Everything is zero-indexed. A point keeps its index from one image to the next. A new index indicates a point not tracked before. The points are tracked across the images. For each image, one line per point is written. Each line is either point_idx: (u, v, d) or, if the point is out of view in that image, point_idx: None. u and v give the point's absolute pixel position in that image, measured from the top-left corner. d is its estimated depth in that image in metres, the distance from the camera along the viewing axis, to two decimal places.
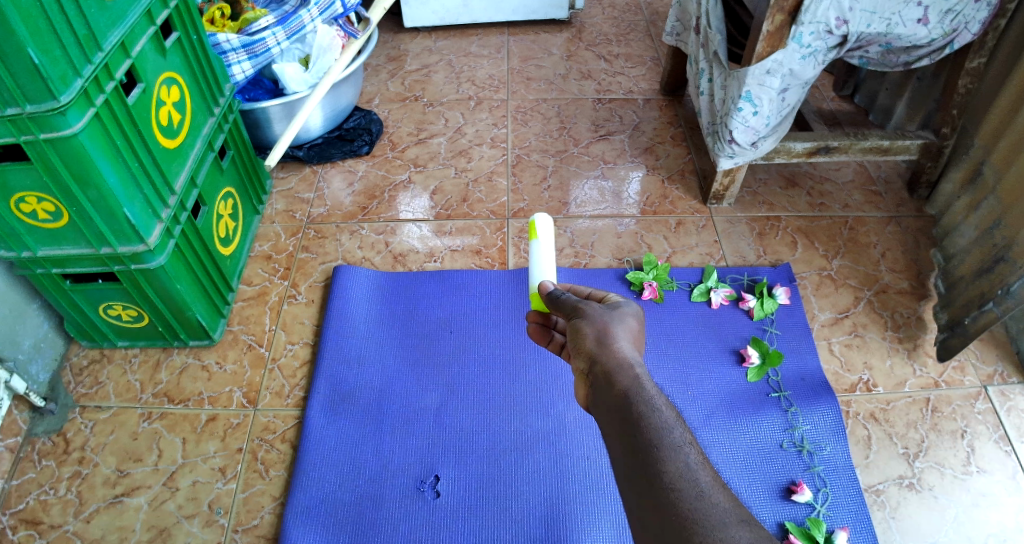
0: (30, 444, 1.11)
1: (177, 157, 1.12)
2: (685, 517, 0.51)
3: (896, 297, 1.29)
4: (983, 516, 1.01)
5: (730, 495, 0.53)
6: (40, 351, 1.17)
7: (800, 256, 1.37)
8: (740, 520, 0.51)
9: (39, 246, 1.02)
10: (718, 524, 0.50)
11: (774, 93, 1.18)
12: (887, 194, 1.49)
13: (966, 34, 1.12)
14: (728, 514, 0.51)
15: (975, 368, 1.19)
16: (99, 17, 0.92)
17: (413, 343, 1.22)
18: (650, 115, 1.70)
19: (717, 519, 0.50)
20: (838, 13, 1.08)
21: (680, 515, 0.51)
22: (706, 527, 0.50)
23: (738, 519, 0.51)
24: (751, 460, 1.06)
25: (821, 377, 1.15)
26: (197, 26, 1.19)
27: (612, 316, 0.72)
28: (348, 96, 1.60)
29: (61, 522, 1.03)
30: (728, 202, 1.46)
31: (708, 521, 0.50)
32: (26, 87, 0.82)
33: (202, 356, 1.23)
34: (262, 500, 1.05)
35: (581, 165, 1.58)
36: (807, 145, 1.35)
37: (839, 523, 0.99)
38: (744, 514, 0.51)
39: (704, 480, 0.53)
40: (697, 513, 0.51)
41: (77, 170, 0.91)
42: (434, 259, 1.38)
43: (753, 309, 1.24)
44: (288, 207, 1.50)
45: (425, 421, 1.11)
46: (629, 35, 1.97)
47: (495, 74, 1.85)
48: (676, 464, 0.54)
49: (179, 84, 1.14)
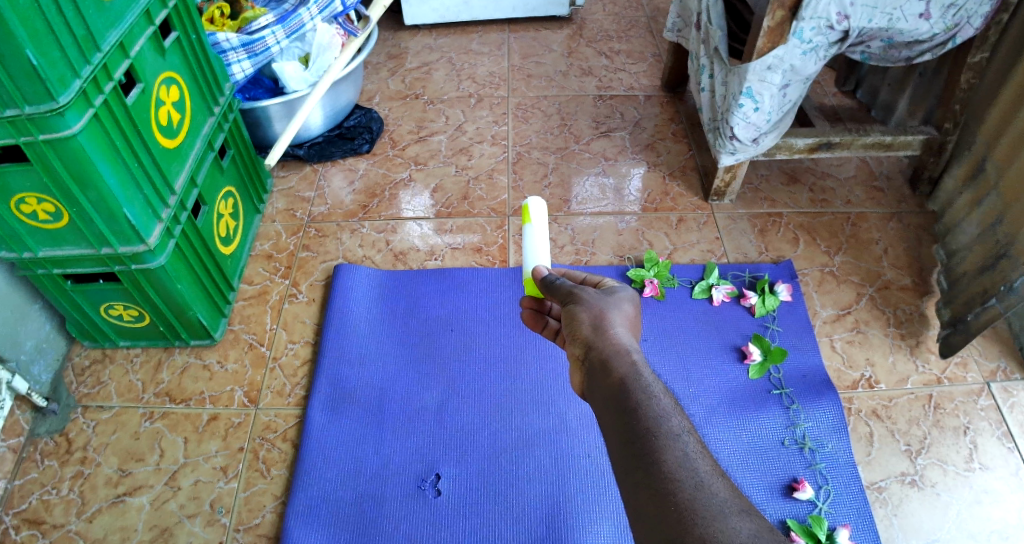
0: (32, 444, 1.12)
1: (177, 157, 1.12)
2: (683, 508, 0.51)
3: (898, 293, 1.29)
4: (986, 513, 1.01)
5: (729, 486, 0.53)
6: (42, 352, 1.17)
7: (802, 252, 1.36)
8: (741, 510, 0.51)
9: (40, 247, 1.02)
10: (717, 515, 0.50)
11: (775, 89, 1.18)
12: (889, 189, 1.48)
13: (968, 29, 1.12)
14: (728, 504, 0.51)
15: (977, 365, 1.18)
16: (97, 17, 0.92)
17: (414, 342, 1.22)
18: (651, 112, 1.69)
19: (717, 510, 0.50)
20: (839, 9, 1.07)
21: (677, 506, 0.51)
22: (704, 517, 0.50)
23: (738, 509, 0.51)
24: (752, 457, 1.06)
25: (823, 374, 1.15)
26: (196, 25, 1.19)
27: (607, 302, 0.72)
28: (348, 94, 1.60)
29: (63, 522, 1.04)
30: (729, 198, 1.46)
31: (708, 511, 0.50)
32: (24, 89, 0.82)
33: (203, 356, 1.23)
34: (263, 500, 1.05)
35: (582, 162, 1.57)
36: (809, 141, 1.35)
37: (840, 521, 0.99)
38: (745, 505, 0.51)
39: (702, 470, 0.54)
40: (695, 503, 0.51)
41: (76, 171, 0.91)
42: (435, 257, 1.37)
43: (755, 306, 1.24)
44: (288, 206, 1.50)
45: (425, 421, 1.11)
46: (630, 32, 1.97)
47: (495, 71, 1.84)
48: (675, 453, 0.55)
49: (178, 84, 1.13)
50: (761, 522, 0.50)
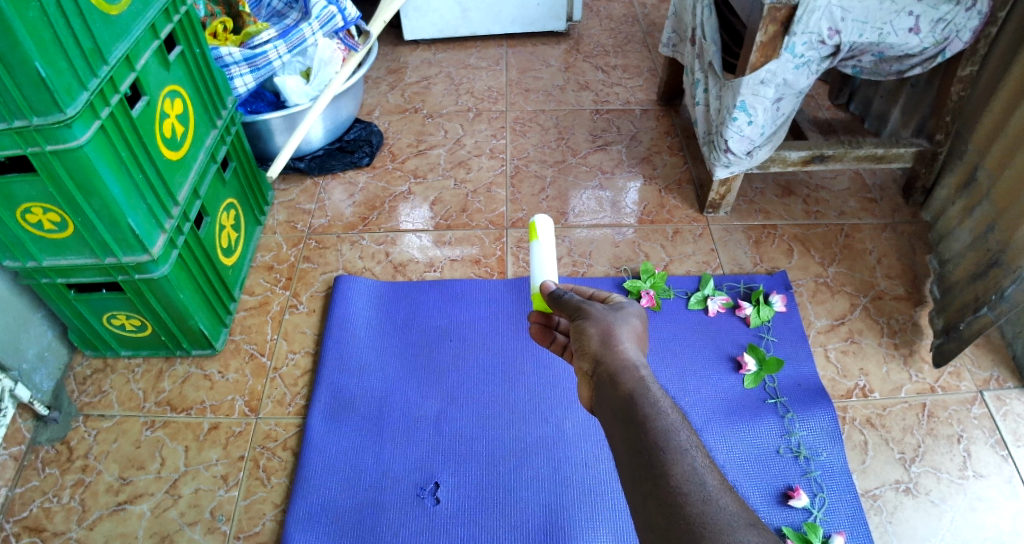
0: (33, 452, 1.13)
1: (180, 168, 1.14)
2: (693, 520, 0.52)
3: (892, 303, 1.30)
4: (981, 520, 1.02)
5: (738, 499, 0.53)
6: (44, 361, 1.18)
7: (796, 263, 1.38)
8: (749, 523, 0.51)
9: (44, 256, 1.04)
10: (725, 529, 0.50)
11: (768, 103, 1.20)
12: (882, 201, 1.51)
13: (957, 43, 1.15)
14: (736, 518, 0.51)
15: (970, 374, 1.20)
16: (104, 30, 0.94)
17: (413, 352, 1.23)
18: (647, 125, 1.72)
19: (725, 524, 0.51)
20: (830, 24, 1.10)
21: (687, 519, 0.52)
22: (713, 531, 0.50)
23: (746, 523, 0.51)
24: (748, 465, 1.07)
25: (817, 383, 1.17)
26: (200, 40, 1.21)
27: (615, 317, 0.75)
28: (348, 108, 1.62)
29: (64, 529, 1.04)
30: (724, 210, 1.48)
31: (716, 526, 0.51)
32: (33, 100, 0.84)
33: (205, 365, 1.24)
34: (264, 507, 1.06)
35: (579, 175, 1.59)
36: (802, 154, 1.37)
37: (836, 527, 1.00)
38: (753, 519, 0.52)
39: (710, 483, 0.54)
40: (704, 517, 0.52)
41: (82, 182, 0.93)
42: (434, 268, 1.39)
43: (750, 316, 1.25)
44: (290, 217, 1.52)
45: (425, 429, 1.12)
46: (626, 46, 2.00)
47: (494, 85, 1.87)
48: (683, 467, 0.55)
49: (182, 97, 1.16)
50: (770, 536, 0.50)
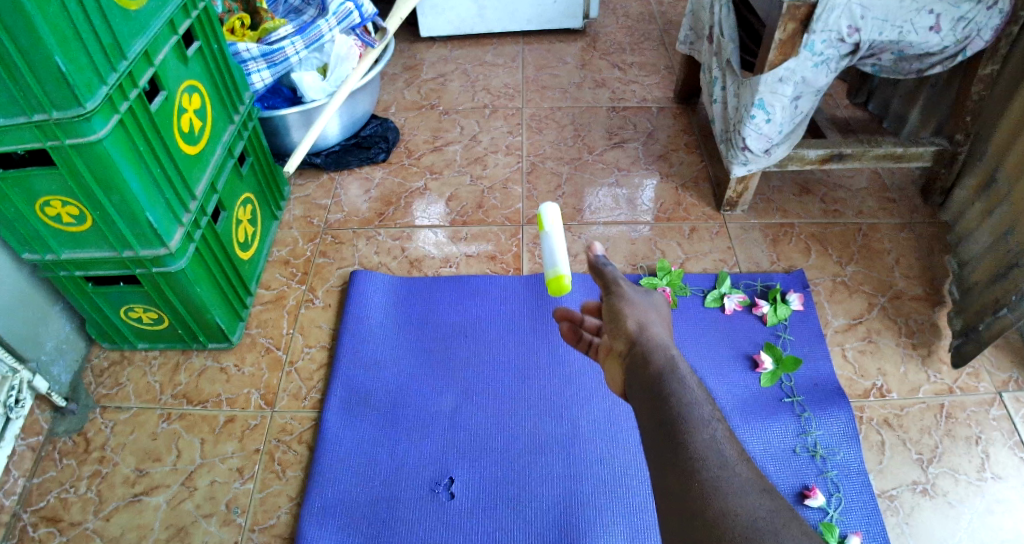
0: (51, 443, 1.14)
1: (198, 163, 1.14)
2: (709, 487, 0.52)
3: (910, 302, 1.29)
4: (998, 522, 1.01)
5: (753, 468, 0.54)
6: (62, 353, 1.20)
7: (814, 262, 1.37)
8: (762, 489, 0.52)
9: (63, 249, 1.05)
10: (739, 492, 0.51)
11: (787, 101, 1.19)
12: (901, 200, 1.49)
13: (978, 42, 1.13)
14: (750, 484, 0.52)
15: (989, 374, 1.18)
16: (123, 25, 0.94)
17: (428, 348, 1.23)
18: (664, 123, 1.71)
19: (738, 487, 0.52)
20: (850, 22, 1.08)
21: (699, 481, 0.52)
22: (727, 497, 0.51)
23: (761, 488, 0.52)
24: (763, 464, 1.06)
25: (835, 382, 1.15)
26: (218, 35, 1.22)
27: (648, 302, 0.77)
28: (365, 104, 1.62)
29: (81, 519, 1.05)
30: (741, 209, 1.47)
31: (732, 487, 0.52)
32: (53, 95, 0.84)
33: (221, 359, 1.25)
34: (279, 501, 1.06)
35: (596, 173, 1.59)
36: (820, 153, 1.36)
37: (852, 528, 0.99)
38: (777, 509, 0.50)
39: (728, 452, 0.55)
40: (720, 481, 0.52)
41: (101, 175, 0.93)
42: (450, 264, 1.39)
43: (767, 315, 1.24)
44: (306, 213, 1.52)
45: (439, 425, 1.12)
46: (643, 44, 1.99)
47: (510, 82, 1.87)
48: (705, 434, 0.56)
49: (199, 92, 1.16)
50: (782, 501, 0.51)
